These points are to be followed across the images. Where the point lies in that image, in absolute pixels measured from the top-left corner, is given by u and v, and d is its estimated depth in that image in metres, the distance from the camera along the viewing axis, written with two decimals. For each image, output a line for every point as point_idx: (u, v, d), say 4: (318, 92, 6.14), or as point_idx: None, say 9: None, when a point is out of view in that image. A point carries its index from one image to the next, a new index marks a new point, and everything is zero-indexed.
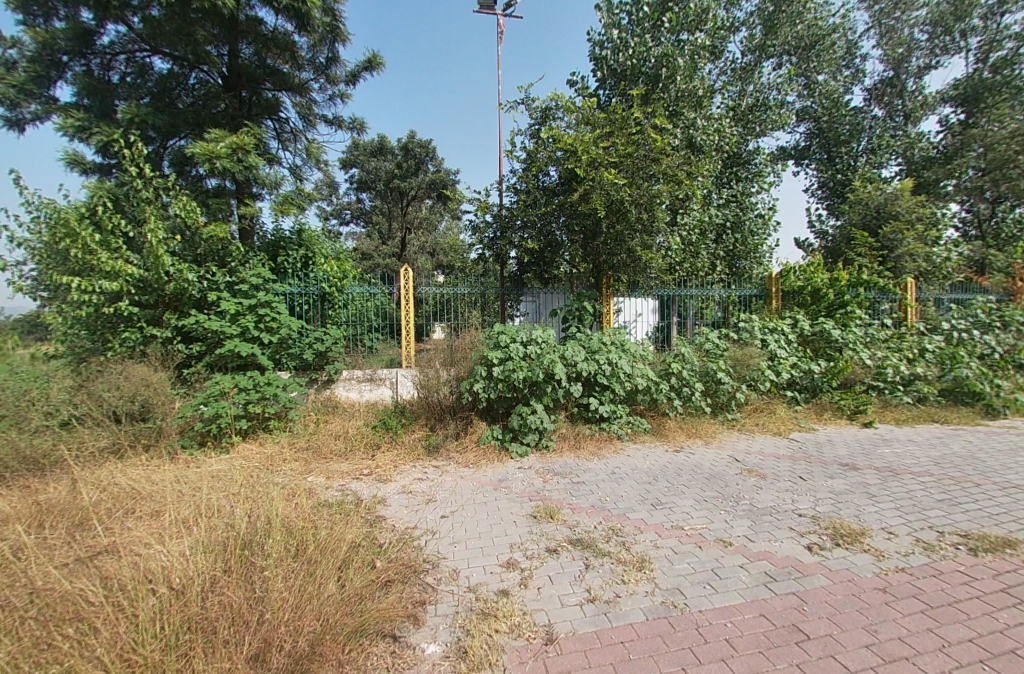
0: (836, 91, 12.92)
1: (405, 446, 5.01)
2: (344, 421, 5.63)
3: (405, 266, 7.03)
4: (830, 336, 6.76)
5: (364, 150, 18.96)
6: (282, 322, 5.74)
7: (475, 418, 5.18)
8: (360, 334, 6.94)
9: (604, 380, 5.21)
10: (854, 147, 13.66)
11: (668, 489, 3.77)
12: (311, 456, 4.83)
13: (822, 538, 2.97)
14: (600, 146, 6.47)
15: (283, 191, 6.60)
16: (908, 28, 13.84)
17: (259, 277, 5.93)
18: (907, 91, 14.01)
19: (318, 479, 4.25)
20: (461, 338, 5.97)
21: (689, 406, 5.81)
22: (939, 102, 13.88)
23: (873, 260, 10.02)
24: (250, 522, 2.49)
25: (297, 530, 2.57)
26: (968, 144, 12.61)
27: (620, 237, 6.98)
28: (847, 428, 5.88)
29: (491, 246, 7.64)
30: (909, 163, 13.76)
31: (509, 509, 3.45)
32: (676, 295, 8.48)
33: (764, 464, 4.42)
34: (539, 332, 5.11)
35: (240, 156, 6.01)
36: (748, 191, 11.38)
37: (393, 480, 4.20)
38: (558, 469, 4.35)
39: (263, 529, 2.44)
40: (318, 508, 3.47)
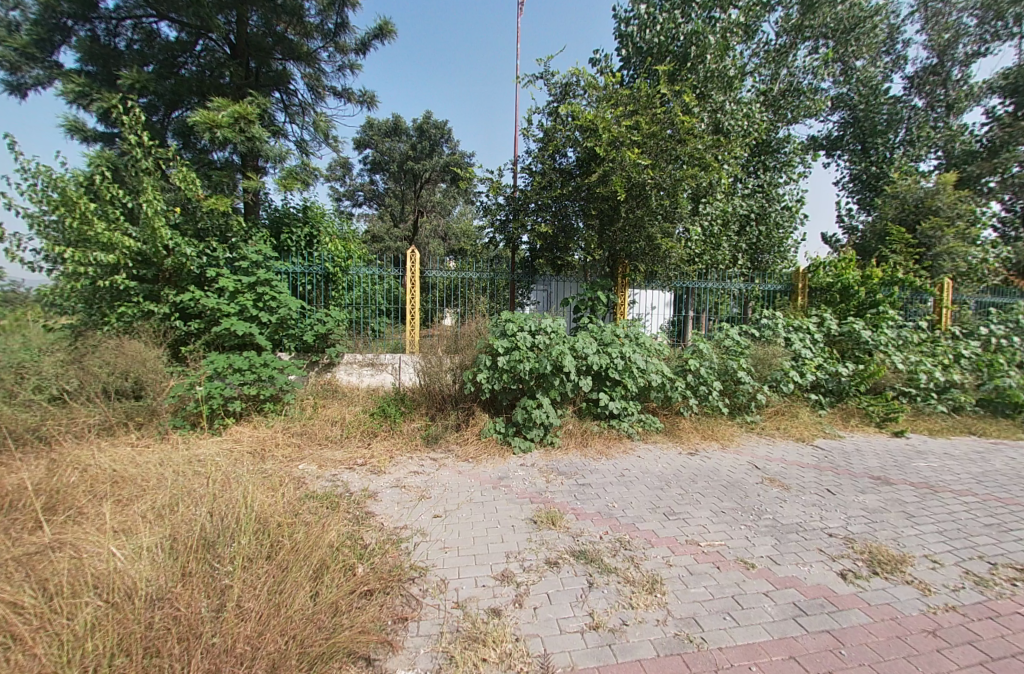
0: (875, 78, 12.17)
1: (403, 435, 4.77)
2: (343, 407, 5.40)
3: (413, 247, 6.73)
4: (860, 337, 6.34)
5: (379, 131, 18.66)
6: (282, 302, 5.49)
7: (477, 409, 4.91)
8: (366, 318, 6.70)
9: (616, 375, 4.88)
10: (891, 138, 12.89)
11: (682, 497, 3.47)
12: (305, 442, 4.61)
13: (857, 564, 2.66)
14: (623, 124, 6.05)
15: (288, 166, 6.28)
16: (956, 12, 12.93)
17: (260, 253, 5.68)
18: (951, 80, 13.16)
19: (309, 468, 4.03)
20: (467, 325, 5.68)
21: (705, 405, 5.47)
22: (986, 93, 13.01)
23: (908, 258, 9.41)
24: (218, 519, 2.26)
25: (271, 527, 2.36)
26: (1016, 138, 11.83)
27: (640, 224, 6.55)
28: (876, 437, 5.48)
29: (502, 230, 7.29)
30: (949, 158, 12.80)
31: (508, 512, 3.18)
32: (694, 289, 8.16)
33: (787, 473, 4.08)
34: (549, 321, 4.83)
35: (243, 125, 5.69)
36: (776, 181, 10.77)
37: (387, 472, 3.96)
38: (563, 468, 4.07)
39: (231, 529, 2.21)
40: (302, 500, 3.25)
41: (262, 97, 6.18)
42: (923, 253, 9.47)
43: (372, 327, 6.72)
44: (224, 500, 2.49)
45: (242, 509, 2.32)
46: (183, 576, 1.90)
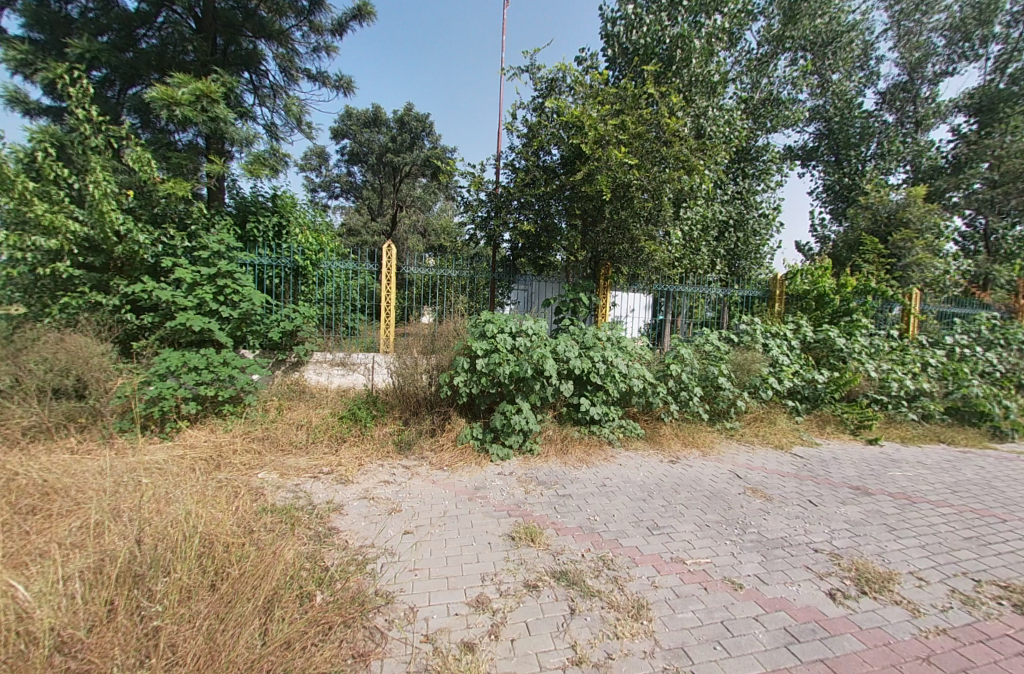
0: (850, 92, 12.48)
1: (374, 440, 4.51)
2: (310, 409, 5.09)
3: (389, 241, 6.45)
4: (835, 344, 6.41)
5: (358, 121, 18.12)
6: (245, 296, 5.14)
7: (454, 414, 4.67)
8: (338, 315, 6.39)
9: (597, 379, 4.75)
10: (863, 151, 13.23)
11: (665, 509, 3.34)
12: (266, 448, 4.30)
13: (844, 583, 2.57)
14: (609, 123, 5.92)
15: (255, 150, 5.89)
16: (927, 32, 13.38)
17: (222, 243, 5.30)
18: (920, 97, 13.62)
19: (270, 478, 3.74)
20: (445, 324, 5.44)
21: (685, 411, 5.39)
22: (952, 111, 13.50)
23: (880, 268, 9.63)
24: (150, 547, 1.98)
25: (216, 551, 2.09)
26: (979, 156, 12.34)
27: (623, 224, 6.45)
28: (852, 444, 5.51)
29: (483, 227, 7.06)
30: (917, 172, 13.32)
31: (484, 527, 2.97)
32: (674, 291, 8.04)
33: (769, 482, 4.01)
34: (530, 322, 4.67)
35: (205, 104, 5.29)
36: (754, 189, 10.88)
37: (354, 481, 3.70)
38: (542, 477, 3.89)
39: (165, 558, 1.93)
40: (259, 516, 2.98)
41: (229, 75, 5.79)
42: (894, 263, 9.70)
43: (345, 325, 6.41)
44: (161, 520, 2.19)
45: (179, 533, 2.04)
46: (97, 630, 1.62)
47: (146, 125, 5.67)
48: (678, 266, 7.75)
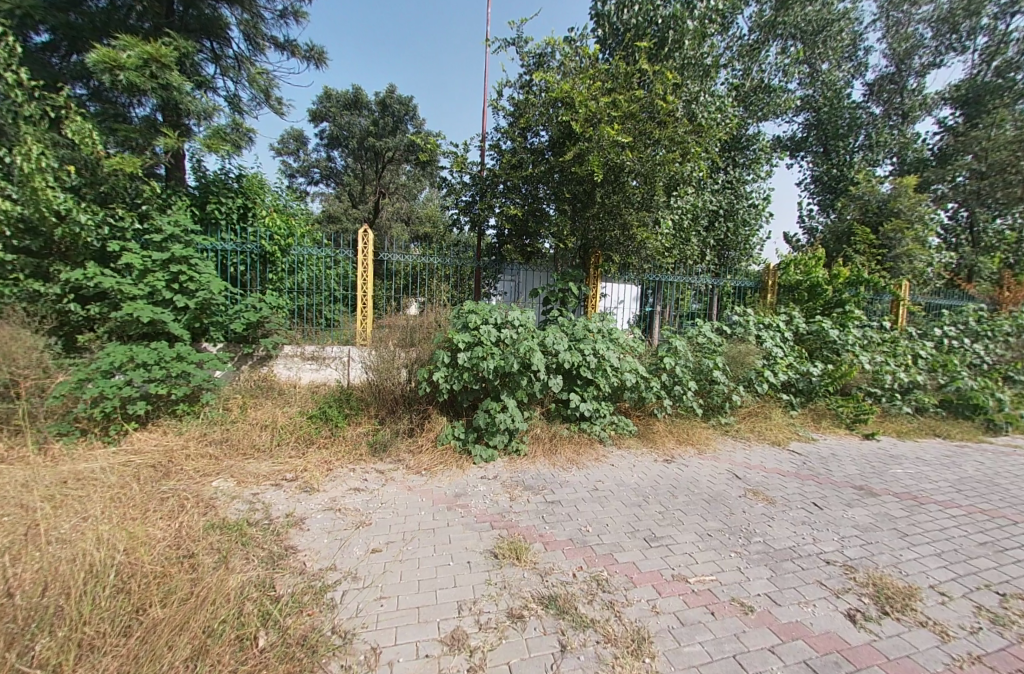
0: (839, 81, 12.28)
1: (346, 442, 4.14)
2: (277, 407, 4.69)
3: (365, 226, 6.02)
4: (828, 336, 6.22)
5: (337, 104, 17.41)
6: (202, 284, 4.69)
7: (433, 413, 4.31)
8: (314, 305, 5.95)
9: (588, 374, 4.44)
10: (851, 142, 13.04)
11: (664, 517, 3.05)
12: (224, 453, 3.91)
13: (863, 602, 2.31)
14: (601, 100, 5.55)
15: (215, 123, 5.39)
16: (914, 23, 13.25)
17: (177, 226, 4.83)
18: (906, 91, 13.37)
19: (226, 488, 3.37)
20: (425, 315, 5.07)
21: (679, 406, 5.12)
22: (939, 103, 13.43)
23: (870, 259, 9.48)
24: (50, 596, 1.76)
25: (131, 602, 1.82)
26: (964, 149, 12.32)
27: (614, 210, 6.12)
28: (849, 439, 5.32)
29: (467, 211, 6.67)
30: (903, 164, 13.26)
31: (463, 543, 2.65)
32: (663, 282, 7.76)
33: (770, 484, 3.75)
34: (517, 313, 4.33)
35: (154, 70, 4.79)
36: (744, 178, 10.62)
37: (319, 490, 3.34)
38: (529, 481, 3.58)
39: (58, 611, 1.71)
40: (205, 534, 2.62)
41: (183, 40, 5.25)
42: (885, 254, 9.56)
43: (320, 316, 5.97)
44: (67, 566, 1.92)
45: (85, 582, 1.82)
46: None
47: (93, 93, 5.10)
48: (669, 254, 7.45)
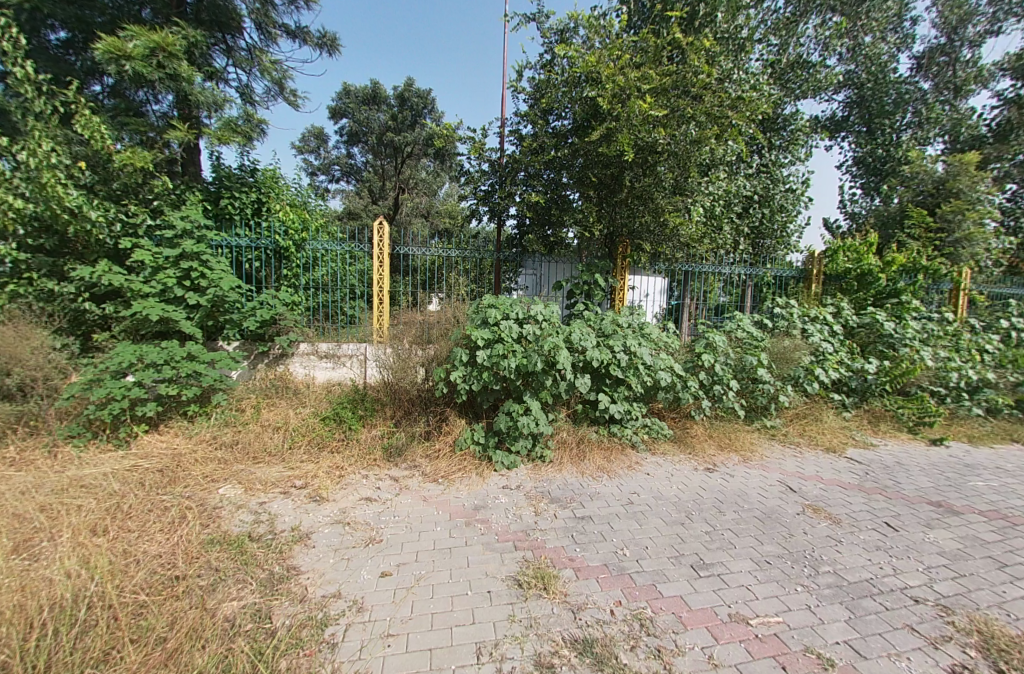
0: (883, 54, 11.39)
1: (360, 445, 3.88)
2: (290, 408, 4.49)
3: (381, 218, 5.77)
4: (883, 328, 5.64)
5: (356, 99, 17.36)
6: (213, 281, 4.53)
7: (451, 415, 4.02)
8: (335, 302, 5.77)
9: (618, 373, 4.07)
10: (898, 120, 12.01)
11: (712, 540, 2.67)
12: (234, 457, 3.71)
13: (970, 655, 1.89)
14: (630, 73, 5.10)
15: (226, 115, 5.21)
16: None
17: (189, 220, 4.69)
18: (959, 61, 12.35)
19: (232, 496, 3.15)
20: (443, 310, 4.78)
21: (718, 407, 4.68)
22: (995, 75, 12.31)
23: (926, 244, 8.66)
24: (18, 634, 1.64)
25: (100, 647, 1.66)
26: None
27: (644, 194, 5.68)
28: (913, 445, 4.77)
29: (486, 201, 6.33)
30: (955, 143, 12.23)
31: (483, 566, 2.34)
32: (693, 273, 7.25)
33: (831, 499, 3.31)
34: (540, 307, 4.00)
35: (161, 59, 4.65)
36: (780, 161, 9.93)
37: (329, 499, 3.08)
38: (556, 492, 3.24)
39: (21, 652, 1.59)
40: (202, 552, 2.39)
41: (192, 28, 5.08)
42: (942, 239, 8.71)
43: (342, 314, 5.81)
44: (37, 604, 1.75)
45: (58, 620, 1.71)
46: None
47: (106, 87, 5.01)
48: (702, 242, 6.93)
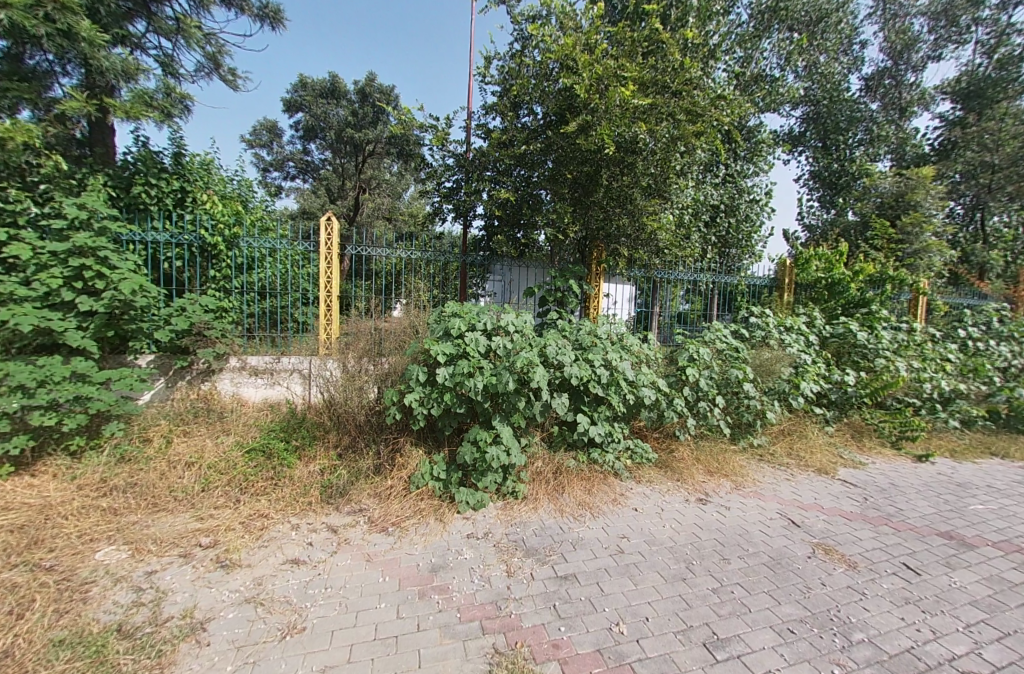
0: (837, 73, 11.23)
1: (294, 483, 3.22)
2: (209, 437, 3.74)
3: (329, 214, 5.08)
4: (856, 339, 5.47)
5: (313, 93, 16.45)
6: (113, 283, 3.73)
7: (407, 443, 3.40)
8: (283, 307, 5.09)
9: (599, 391, 3.59)
10: (850, 137, 12.27)
11: (723, 603, 2.18)
12: (126, 505, 2.96)
13: None
14: (611, 60, 4.67)
15: (140, 86, 4.41)
16: (911, 18, 12.67)
17: (85, 210, 3.86)
18: (904, 84, 12.88)
19: (112, 564, 2.45)
20: (400, 319, 4.16)
21: (704, 426, 4.29)
22: (935, 100, 12.90)
23: (888, 255, 8.73)
24: None
25: None
26: (965, 145, 11.24)
27: (622, 196, 5.27)
28: (901, 462, 4.55)
29: (450, 198, 5.75)
30: (900, 161, 12.73)
31: (440, 665, 1.75)
32: (663, 282, 6.98)
33: (840, 536, 2.93)
34: (511, 316, 3.48)
35: (50, 11, 3.82)
36: (744, 172, 9.80)
37: (240, 565, 2.42)
38: (532, 540, 2.68)
39: None
40: (40, 666, 1.72)
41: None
42: (903, 250, 8.78)
43: (292, 320, 5.14)
44: None
45: None
46: None
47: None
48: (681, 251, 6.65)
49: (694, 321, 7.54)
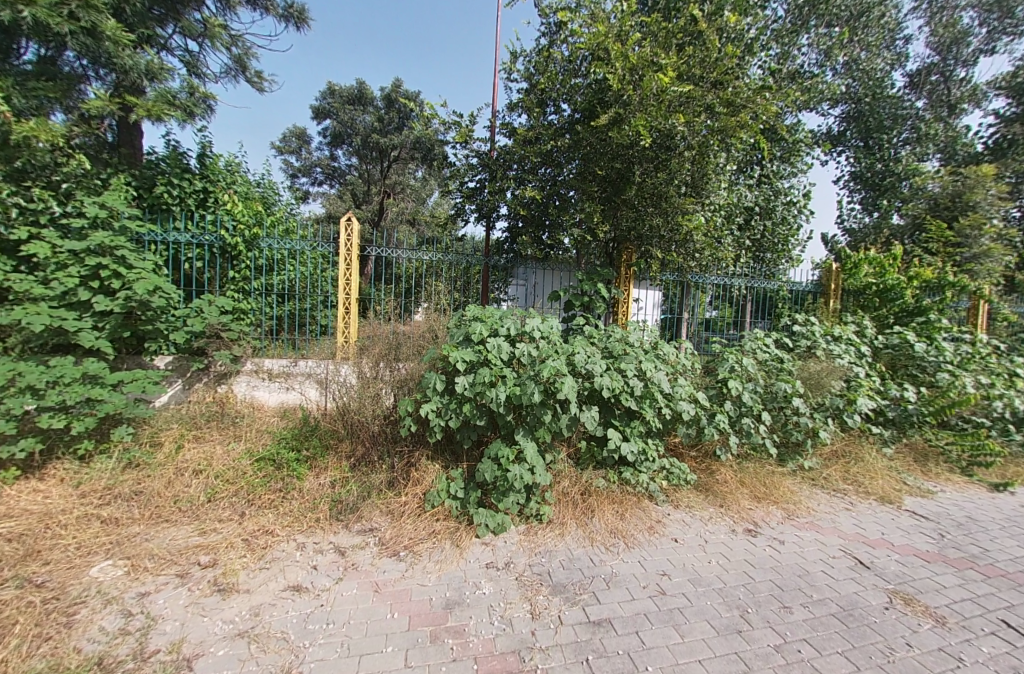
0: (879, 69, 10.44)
1: (302, 496, 3.01)
2: (220, 443, 3.58)
3: (349, 214, 4.93)
4: (914, 350, 4.97)
5: (341, 99, 16.70)
6: (128, 282, 3.64)
7: (423, 457, 3.15)
8: (304, 310, 4.98)
9: (632, 404, 3.27)
10: (892, 137, 11.09)
11: (790, 666, 1.83)
12: (128, 516, 2.79)
13: None
14: (647, 49, 4.38)
15: (164, 85, 4.38)
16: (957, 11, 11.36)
17: (104, 208, 3.80)
18: (952, 78, 11.58)
19: (106, 582, 2.27)
20: (418, 323, 3.94)
21: (747, 444, 3.90)
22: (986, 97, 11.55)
23: (944, 259, 8.05)
24: None
25: None
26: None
27: (656, 194, 4.93)
28: (975, 491, 4.04)
29: (473, 198, 5.53)
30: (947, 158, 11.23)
31: None
32: (695, 284, 6.52)
33: (920, 583, 2.52)
34: (537, 321, 3.21)
35: (74, 10, 3.84)
36: (781, 173, 9.23)
37: (237, 591, 2.20)
38: (560, 574, 2.38)
39: None
40: None
41: None
42: (960, 254, 8.08)
43: (313, 323, 4.98)
44: None
45: None
46: None
47: (28, 53, 4.09)
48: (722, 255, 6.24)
49: (722, 328, 7.04)
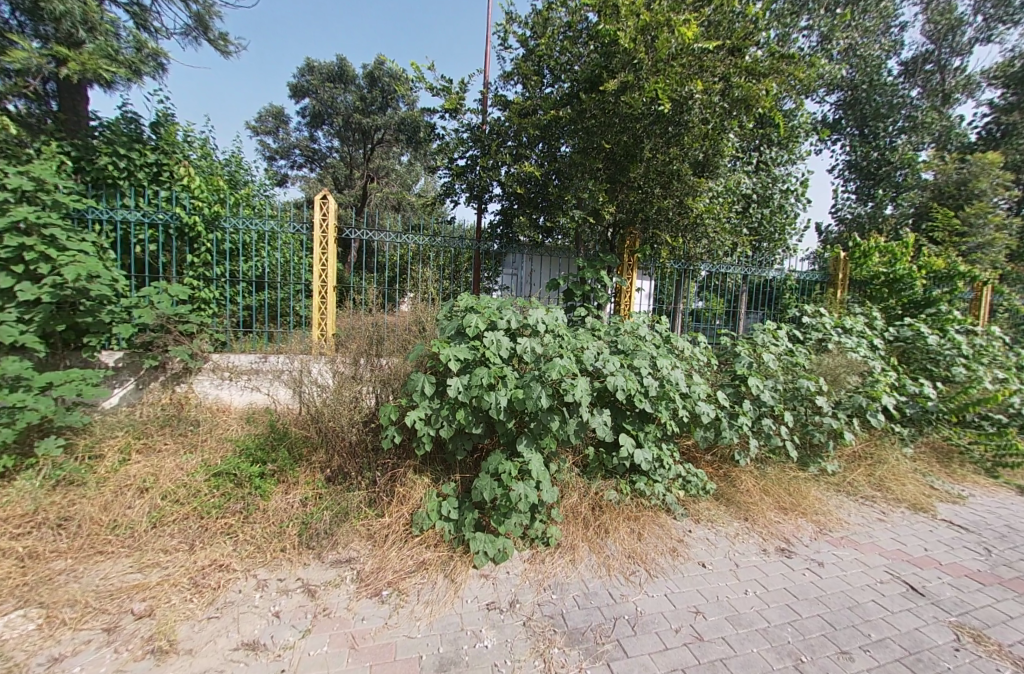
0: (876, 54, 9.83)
1: (266, 518, 2.57)
2: (172, 454, 3.10)
3: (324, 192, 4.41)
4: (931, 344, 4.68)
5: (319, 77, 15.83)
6: (61, 265, 3.10)
7: (409, 470, 2.71)
8: (276, 300, 4.48)
9: (649, 407, 2.86)
10: (886, 127, 10.33)
11: None
12: (53, 549, 2.31)
13: None
14: (659, 7, 3.92)
15: (106, 38, 3.79)
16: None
17: (32, 179, 3.24)
18: (946, 66, 11.13)
19: (11, 640, 1.78)
20: (402, 315, 3.48)
21: (768, 448, 3.55)
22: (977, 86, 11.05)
23: (949, 248, 7.77)
24: None
25: None
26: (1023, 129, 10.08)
27: (664, 173, 4.50)
28: (1005, 496, 3.78)
29: (463, 177, 5.04)
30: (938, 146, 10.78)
31: None
32: (688, 272, 6.02)
33: (985, 614, 2.20)
34: (541, 312, 2.76)
35: None
36: (779, 159, 8.81)
37: (176, 653, 1.74)
38: (576, 617, 1.99)
39: None
40: None
41: None
42: (966, 243, 7.80)
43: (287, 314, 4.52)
44: None
45: None
46: None
47: None
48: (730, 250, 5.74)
49: (712, 319, 6.60)
